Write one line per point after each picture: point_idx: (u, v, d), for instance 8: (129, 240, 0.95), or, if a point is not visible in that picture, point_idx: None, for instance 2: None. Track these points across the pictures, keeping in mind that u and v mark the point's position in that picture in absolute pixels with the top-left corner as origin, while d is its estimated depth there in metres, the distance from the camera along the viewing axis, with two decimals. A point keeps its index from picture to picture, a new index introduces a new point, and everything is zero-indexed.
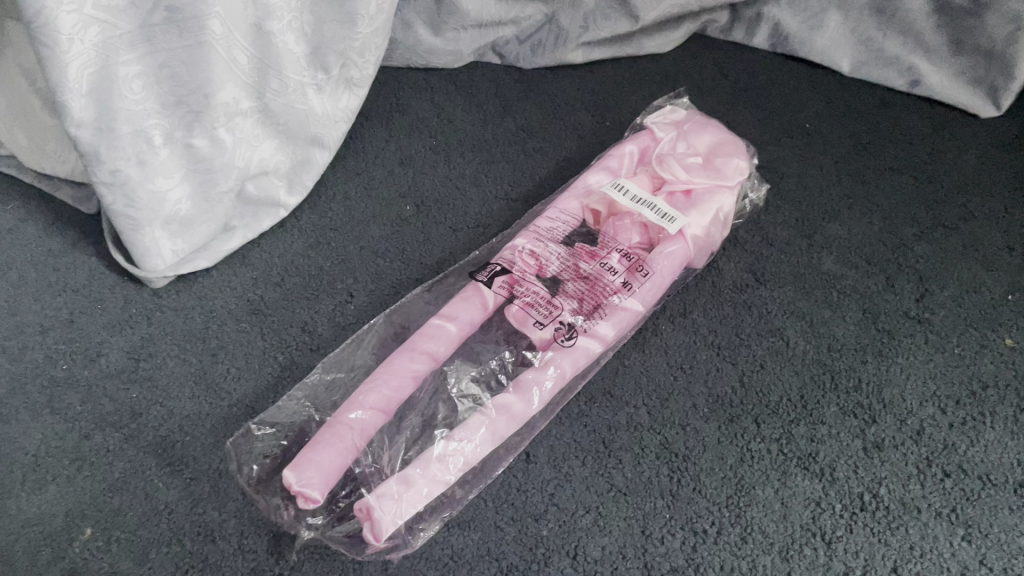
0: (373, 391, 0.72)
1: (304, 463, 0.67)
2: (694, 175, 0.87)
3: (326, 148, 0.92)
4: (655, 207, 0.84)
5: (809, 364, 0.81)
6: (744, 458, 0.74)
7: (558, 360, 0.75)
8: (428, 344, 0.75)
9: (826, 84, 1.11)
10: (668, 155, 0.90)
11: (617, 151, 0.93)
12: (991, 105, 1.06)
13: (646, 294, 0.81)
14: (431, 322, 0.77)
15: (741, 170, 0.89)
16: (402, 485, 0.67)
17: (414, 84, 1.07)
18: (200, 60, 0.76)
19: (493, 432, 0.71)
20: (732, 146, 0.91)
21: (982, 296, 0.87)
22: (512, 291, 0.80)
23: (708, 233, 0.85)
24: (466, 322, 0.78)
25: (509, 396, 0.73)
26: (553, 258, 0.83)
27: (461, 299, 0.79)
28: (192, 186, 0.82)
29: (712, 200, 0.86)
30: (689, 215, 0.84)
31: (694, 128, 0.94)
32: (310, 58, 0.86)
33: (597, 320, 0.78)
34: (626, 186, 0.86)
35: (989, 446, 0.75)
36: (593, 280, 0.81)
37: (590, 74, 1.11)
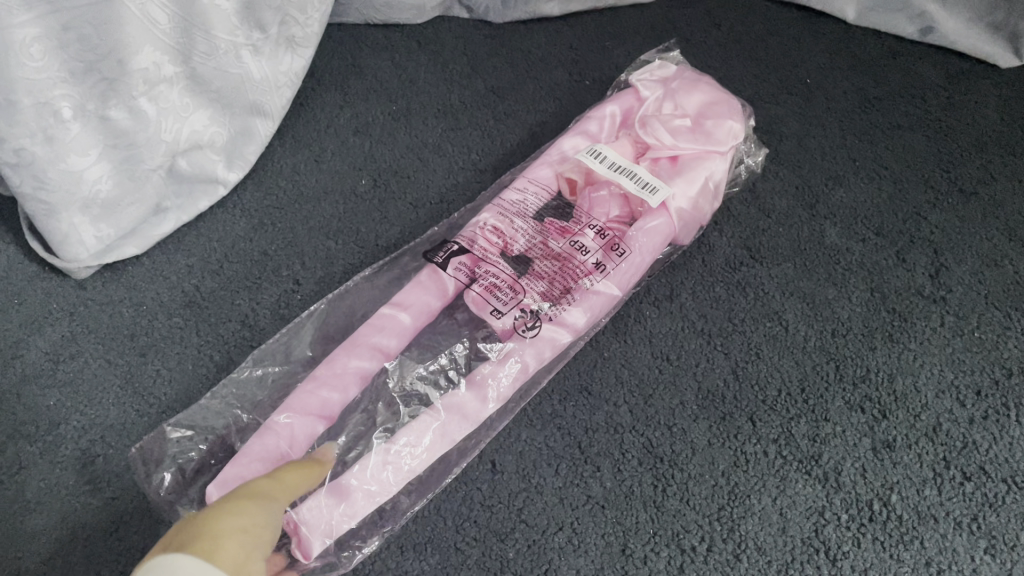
0: (310, 394, 0.63)
1: (229, 480, 0.59)
2: (681, 139, 0.78)
3: (268, 116, 0.83)
4: (634, 176, 0.75)
5: (811, 352, 0.72)
6: (737, 462, 0.66)
7: (520, 351, 0.67)
8: (375, 338, 0.66)
9: (829, 33, 1.00)
10: (653, 118, 0.80)
11: (596, 113, 0.84)
12: (1012, 53, 0.96)
13: (623, 275, 0.72)
14: (381, 310, 0.68)
15: (735, 133, 0.79)
16: (335, 497, 0.59)
17: (374, 42, 0.97)
18: (111, 21, 0.66)
19: (440, 433, 0.63)
20: (725, 106, 0.81)
21: (1005, 270, 0.78)
22: (473, 273, 0.71)
23: (696, 205, 0.76)
24: (422, 311, 0.69)
25: (461, 393, 0.65)
26: (520, 235, 0.73)
27: (414, 284, 0.70)
28: (114, 164, 0.73)
29: (700, 168, 0.76)
30: (673, 185, 0.75)
31: (683, 86, 0.83)
32: (243, 16, 0.75)
33: (566, 305, 0.69)
34: (603, 152, 0.77)
35: (1015, 444, 0.66)
36: (563, 260, 0.72)
37: (568, 27, 1.01)
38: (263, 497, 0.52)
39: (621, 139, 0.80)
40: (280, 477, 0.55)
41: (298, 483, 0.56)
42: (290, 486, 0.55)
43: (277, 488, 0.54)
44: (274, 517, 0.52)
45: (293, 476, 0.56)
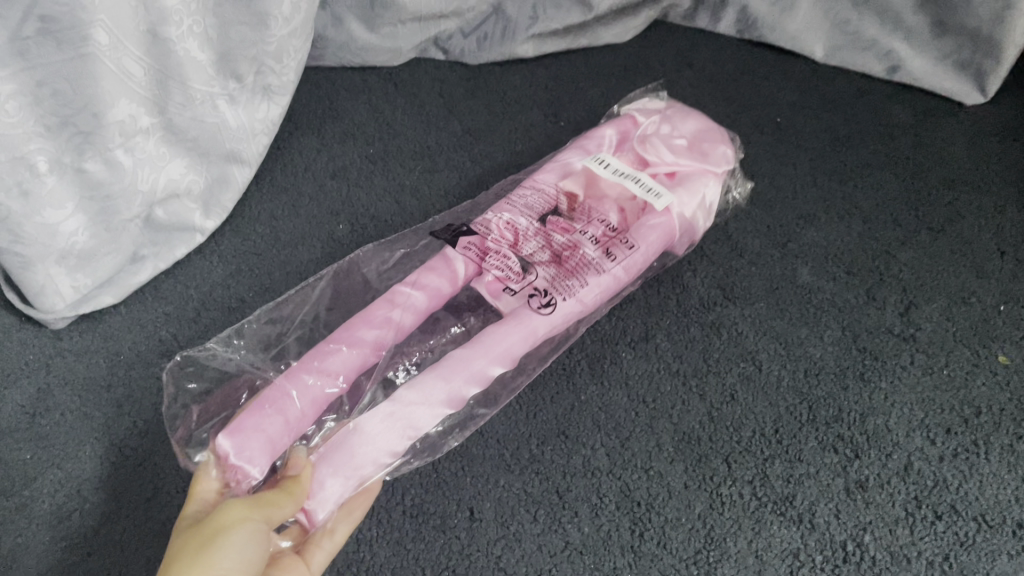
0: (330, 357, 0.64)
1: (243, 432, 0.58)
2: (681, 157, 0.81)
3: (245, 163, 0.83)
4: (639, 181, 0.78)
5: (784, 393, 0.73)
6: (713, 505, 0.66)
7: (531, 318, 0.68)
8: (390, 313, 0.68)
9: (797, 72, 1.03)
10: (654, 137, 0.84)
11: (595, 134, 0.85)
12: (978, 92, 0.98)
13: (627, 266, 0.74)
14: (395, 290, 0.70)
15: (728, 158, 0.82)
16: (341, 455, 0.60)
17: (351, 85, 0.98)
18: (85, 74, 0.66)
19: (451, 394, 0.64)
20: (720, 132, 0.85)
21: (973, 307, 0.79)
22: (482, 262, 0.73)
23: (695, 214, 0.78)
24: (433, 292, 0.70)
25: (469, 352, 0.66)
26: (527, 231, 0.76)
27: (429, 269, 0.72)
28: (90, 216, 0.73)
29: (700, 181, 0.79)
30: (676, 193, 0.78)
31: (677, 114, 0.87)
32: (218, 67, 0.77)
33: (575, 288, 0.71)
34: (608, 160, 0.81)
35: (984, 482, 0.68)
36: (567, 252, 0.74)
37: (543, 69, 1.03)
38: (239, 526, 0.48)
39: (621, 156, 0.83)
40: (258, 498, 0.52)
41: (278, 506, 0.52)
42: (268, 505, 0.52)
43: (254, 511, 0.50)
44: (245, 538, 0.48)
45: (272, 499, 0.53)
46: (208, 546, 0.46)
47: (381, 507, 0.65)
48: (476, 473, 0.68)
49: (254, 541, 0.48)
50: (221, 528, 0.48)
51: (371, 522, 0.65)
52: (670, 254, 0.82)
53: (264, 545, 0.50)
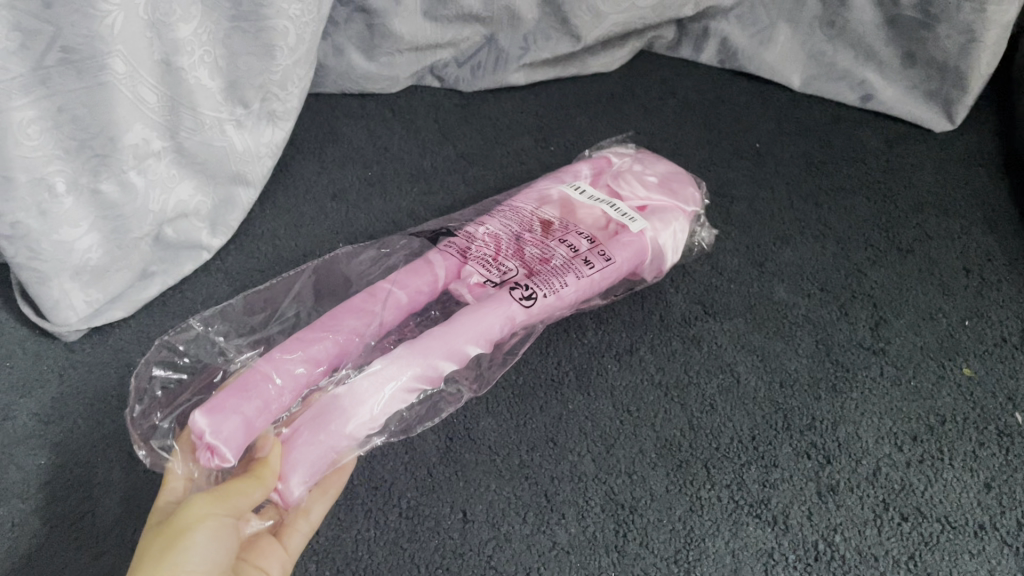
0: (314, 346, 0.68)
1: (221, 411, 0.61)
2: (653, 191, 0.87)
3: (250, 185, 0.88)
4: (615, 206, 0.83)
5: (761, 403, 0.77)
6: (693, 507, 0.70)
7: (504, 306, 0.73)
8: (372, 307, 0.72)
9: (776, 100, 1.08)
10: (625, 172, 0.89)
11: (571, 167, 0.90)
12: (946, 119, 1.04)
13: (600, 273, 0.78)
14: (376, 287, 0.74)
15: (695, 199, 0.88)
16: (319, 430, 0.64)
17: (350, 112, 1.03)
18: (101, 101, 0.71)
19: (424, 370, 0.68)
20: (687, 175, 0.91)
21: (940, 322, 0.84)
22: (461, 266, 0.78)
23: (666, 243, 0.83)
24: (412, 290, 0.75)
25: (443, 338, 0.70)
26: (505, 244, 0.80)
27: (412, 269, 0.76)
28: (103, 234, 0.77)
29: (672, 213, 0.84)
30: (651, 220, 0.83)
31: (648, 158, 0.94)
32: (226, 94, 0.81)
33: (553, 289, 0.76)
34: (584, 187, 0.86)
35: (948, 486, 0.72)
36: (542, 260, 0.78)
37: (534, 97, 1.08)
38: (199, 526, 0.52)
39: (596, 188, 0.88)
40: (217, 493, 0.55)
41: (240, 492, 0.56)
42: (229, 498, 0.55)
43: (218, 505, 0.54)
44: (203, 539, 0.52)
45: (234, 485, 0.57)
46: (169, 554, 0.50)
47: (379, 509, 0.69)
48: (469, 478, 0.71)
49: (214, 540, 0.52)
50: (183, 530, 0.52)
51: (369, 523, 0.68)
52: (637, 282, 0.85)
53: (229, 537, 0.54)
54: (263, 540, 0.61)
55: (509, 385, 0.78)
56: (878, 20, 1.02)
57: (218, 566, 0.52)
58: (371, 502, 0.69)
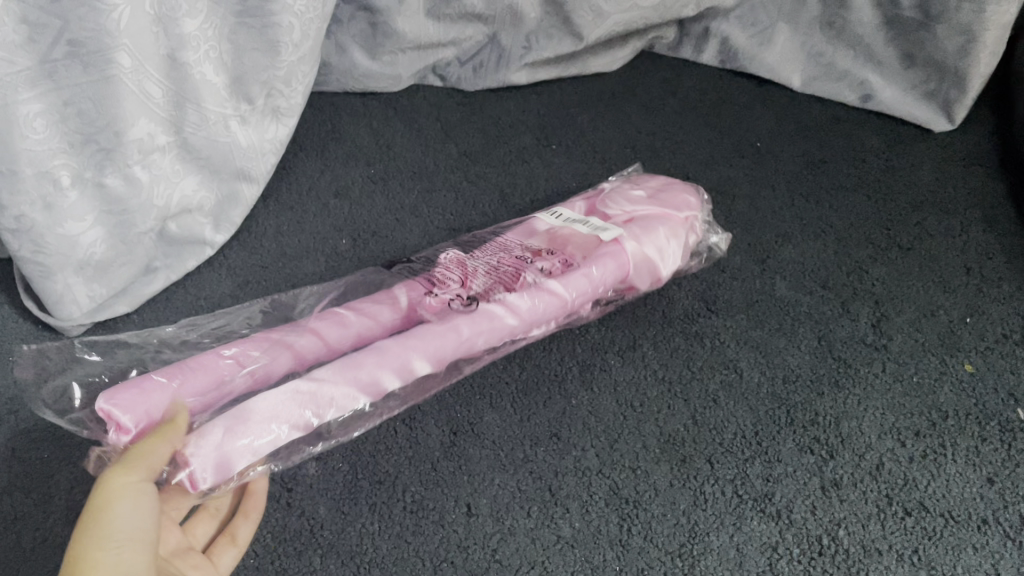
0: (249, 354, 0.70)
1: (128, 389, 0.64)
2: (639, 206, 0.86)
3: (253, 181, 0.87)
4: (590, 224, 0.83)
5: (763, 399, 0.77)
6: (697, 501, 0.70)
7: (457, 324, 0.73)
8: (324, 327, 0.73)
9: (776, 100, 1.09)
10: (613, 192, 0.89)
11: (565, 203, 0.90)
12: (945, 119, 1.05)
13: (567, 287, 0.77)
14: (332, 310, 0.75)
15: (692, 206, 0.87)
16: (241, 420, 0.63)
17: (352, 110, 1.03)
18: (108, 95, 0.70)
19: (359, 380, 0.68)
20: (687, 184, 0.90)
21: (940, 319, 0.84)
22: (425, 289, 0.78)
23: (653, 250, 0.82)
24: (369, 316, 0.75)
25: (391, 343, 0.71)
26: (475, 267, 0.80)
27: (372, 300, 0.77)
28: (108, 229, 0.77)
29: (657, 221, 0.84)
30: (629, 230, 0.82)
31: (642, 178, 0.93)
32: (231, 90, 0.82)
33: (512, 300, 0.76)
34: (562, 212, 0.86)
35: (951, 480, 0.72)
36: (515, 277, 0.78)
37: (536, 96, 1.08)
38: (121, 498, 0.51)
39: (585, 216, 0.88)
40: (130, 459, 0.53)
41: (150, 455, 0.54)
42: (145, 463, 0.54)
43: (133, 472, 0.52)
44: (125, 509, 0.50)
45: (141, 449, 0.54)
46: (91, 537, 0.48)
47: (383, 503, 0.69)
48: (473, 472, 0.71)
49: (136, 508, 0.51)
50: (105, 503, 0.50)
51: (373, 516, 0.68)
52: (635, 291, 0.84)
53: (151, 501, 0.52)
54: (192, 560, 0.63)
55: (513, 380, 0.78)
56: (876, 21, 1.03)
57: (148, 535, 0.51)
58: (374, 495, 0.69)
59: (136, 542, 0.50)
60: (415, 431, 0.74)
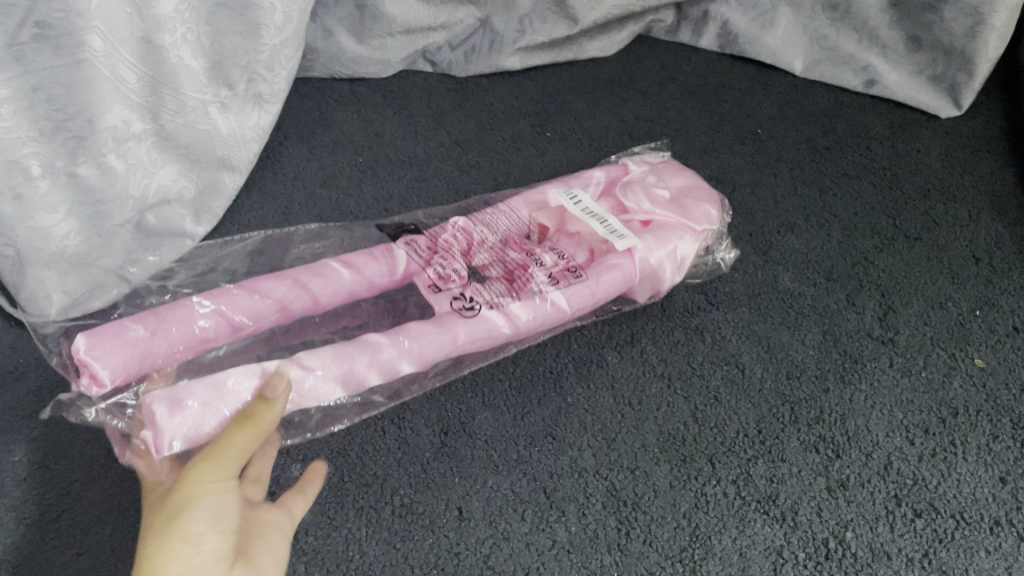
0: (237, 305, 0.68)
1: (104, 335, 0.62)
2: (659, 207, 0.81)
3: (235, 169, 0.84)
4: (606, 223, 0.78)
5: (767, 395, 0.74)
6: (698, 503, 0.67)
7: (451, 327, 0.69)
8: (315, 285, 0.71)
9: (778, 85, 1.06)
10: (635, 181, 0.84)
11: (584, 176, 0.86)
12: (952, 105, 1.02)
13: (570, 298, 0.73)
14: (327, 261, 0.73)
15: (710, 217, 0.81)
16: (215, 393, 0.60)
17: (340, 96, 0.99)
18: (80, 80, 0.67)
19: (344, 375, 0.65)
20: (707, 191, 0.84)
21: (949, 312, 0.81)
22: (425, 259, 0.76)
23: (661, 264, 0.77)
24: (362, 275, 0.73)
25: (381, 338, 0.67)
26: (481, 241, 0.79)
27: (369, 255, 0.74)
28: (81, 220, 0.73)
29: (673, 233, 0.78)
30: (643, 240, 0.77)
31: (670, 168, 0.87)
32: (211, 74, 0.78)
33: (510, 303, 0.72)
34: (580, 197, 0.81)
35: (962, 480, 0.69)
36: (519, 270, 0.76)
37: (530, 81, 1.04)
38: (203, 499, 0.50)
39: (602, 201, 0.83)
40: (217, 446, 0.51)
41: (240, 448, 0.52)
42: (229, 457, 0.51)
43: (222, 465, 0.51)
44: (204, 511, 0.50)
45: (233, 442, 0.52)
46: (175, 533, 0.48)
47: (371, 507, 0.66)
48: (464, 474, 0.68)
49: (214, 510, 0.50)
50: (186, 502, 0.49)
51: (360, 521, 0.65)
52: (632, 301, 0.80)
53: (234, 503, 0.51)
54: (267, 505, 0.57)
55: (506, 376, 0.75)
56: (882, 3, 1.00)
57: (228, 535, 0.50)
58: (361, 499, 0.66)
59: (217, 541, 0.50)
60: (404, 430, 0.70)
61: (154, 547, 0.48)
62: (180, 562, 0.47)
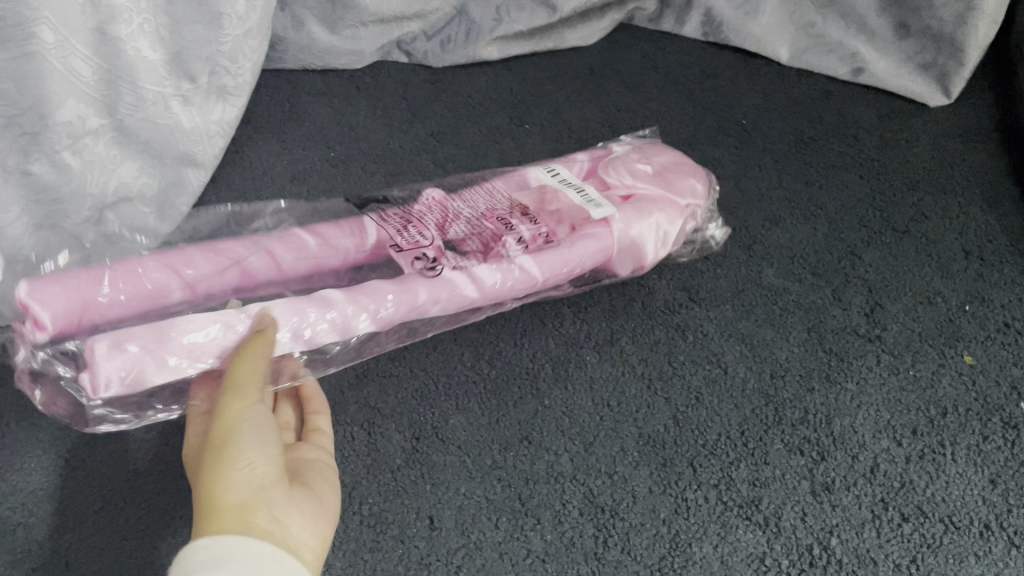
0: (198, 262, 0.65)
1: (49, 280, 0.60)
2: (641, 181, 0.78)
3: (200, 166, 0.81)
4: (583, 191, 0.75)
5: (750, 396, 0.72)
6: (679, 509, 0.65)
7: (411, 288, 0.66)
8: (278, 248, 0.67)
9: (763, 75, 1.03)
10: (618, 159, 0.81)
11: (567, 159, 0.83)
12: (942, 93, 0.99)
13: (541, 267, 0.71)
14: (296, 232, 0.69)
15: (695, 193, 0.79)
16: (156, 338, 0.58)
17: (312, 88, 0.96)
18: (31, 74, 0.63)
19: (295, 330, 0.62)
20: (693, 167, 0.81)
21: (938, 307, 0.79)
22: (398, 226, 0.71)
23: (642, 236, 0.74)
24: (332, 245, 0.69)
25: (338, 295, 0.65)
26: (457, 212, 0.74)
27: (338, 226, 0.70)
28: (37, 220, 0.70)
29: (654, 204, 0.75)
30: (621, 209, 0.74)
31: (653, 147, 0.84)
32: (172, 66, 0.75)
33: (476, 262, 0.69)
34: (558, 171, 0.79)
35: (951, 483, 0.67)
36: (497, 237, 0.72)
37: (509, 72, 1.02)
38: (241, 423, 0.52)
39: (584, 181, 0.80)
40: (232, 379, 0.53)
41: (252, 376, 0.54)
42: (246, 382, 0.53)
43: (248, 393, 0.53)
44: (250, 433, 0.52)
45: (241, 371, 0.54)
46: (225, 462, 0.50)
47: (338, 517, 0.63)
48: (436, 481, 0.66)
49: (260, 429, 0.52)
50: (227, 432, 0.51)
51: None
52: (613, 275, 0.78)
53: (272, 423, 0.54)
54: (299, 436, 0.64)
55: (481, 378, 0.72)
56: None
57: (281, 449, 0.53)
58: None
59: (266, 463, 0.51)
60: (375, 436, 0.68)
61: (213, 484, 0.49)
62: (237, 488, 0.49)
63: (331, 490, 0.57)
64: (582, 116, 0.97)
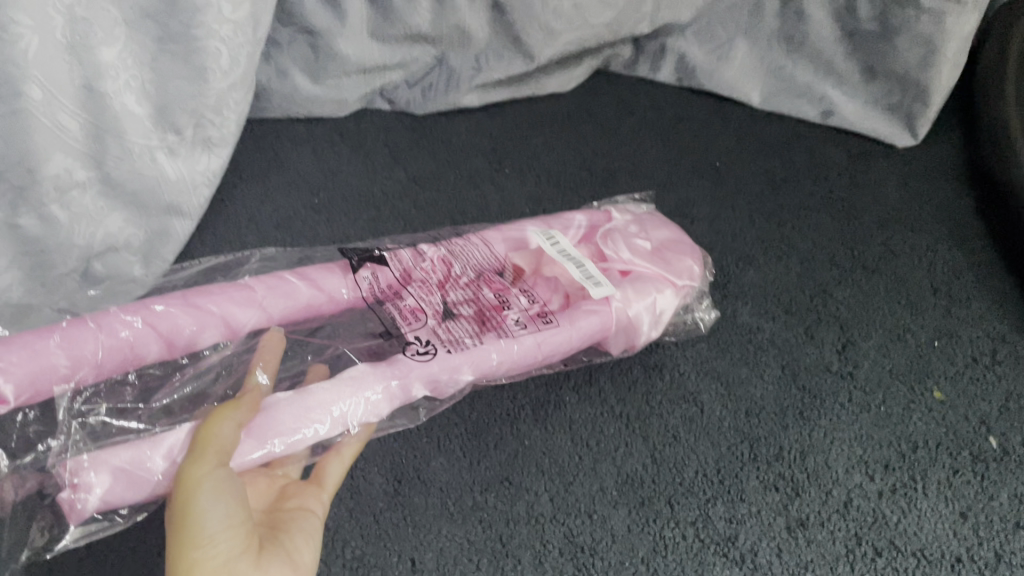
0: (178, 315, 0.64)
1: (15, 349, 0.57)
2: (639, 257, 0.77)
3: (185, 216, 0.83)
4: (583, 267, 0.75)
5: (726, 433, 0.73)
6: (657, 547, 0.66)
7: (403, 371, 0.65)
8: (269, 300, 0.68)
9: (736, 117, 1.06)
10: (618, 232, 0.81)
11: (565, 219, 0.83)
12: (907, 132, 1.03)
13: (540, 345, 0.70)
14: (281, 275, 0.70)
15: (692, 273, 0.78)
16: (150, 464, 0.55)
17: (295, 136, 0.99)
18: (16, 131, 0.64)
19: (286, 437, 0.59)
20: (689, 246, 0.81)
21: (908, 343, 0.81)
22: (394, 288, 0.72)
23: (640, 318, 0.73)
24: (322, 289, 0.71)
25: (329, 392, 0.62)
26: (457, 278, 0.75)
27: (325, 271, 0.72)
28: (25, 271, 0.72)
29: (652, 285, 0.75)
30: (621, 289, 0.74)
31: (654, 223, 0.84)
32: (157, 119, 0.77)
33: (468, 342, 0.69)
34: (558, 238, 0.78)
35: (924, 516, 0.68)
36: (492, 310, 0.72)
37: (489, 118, 1.04)
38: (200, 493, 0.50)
39: (581, 246, 0.80)
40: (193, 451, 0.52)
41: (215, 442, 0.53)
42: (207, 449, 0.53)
43: (207, 461, 0.52)
44: (208, 502, 0.50)
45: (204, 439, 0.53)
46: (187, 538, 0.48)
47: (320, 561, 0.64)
48: (417, 523, 0.67)
49: (220, 495, 0.51)
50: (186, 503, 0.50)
51: None
52: (605, 353, 0.77)
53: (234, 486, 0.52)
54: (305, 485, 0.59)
55: (463, 421, 0.73)
56: (836, 34, 1.01)
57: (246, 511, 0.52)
58: None
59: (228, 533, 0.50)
60: (356, 480, 0.69)
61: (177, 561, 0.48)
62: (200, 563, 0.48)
63: (309, 544, 0.55)
64: (559, 160, 0.99)
